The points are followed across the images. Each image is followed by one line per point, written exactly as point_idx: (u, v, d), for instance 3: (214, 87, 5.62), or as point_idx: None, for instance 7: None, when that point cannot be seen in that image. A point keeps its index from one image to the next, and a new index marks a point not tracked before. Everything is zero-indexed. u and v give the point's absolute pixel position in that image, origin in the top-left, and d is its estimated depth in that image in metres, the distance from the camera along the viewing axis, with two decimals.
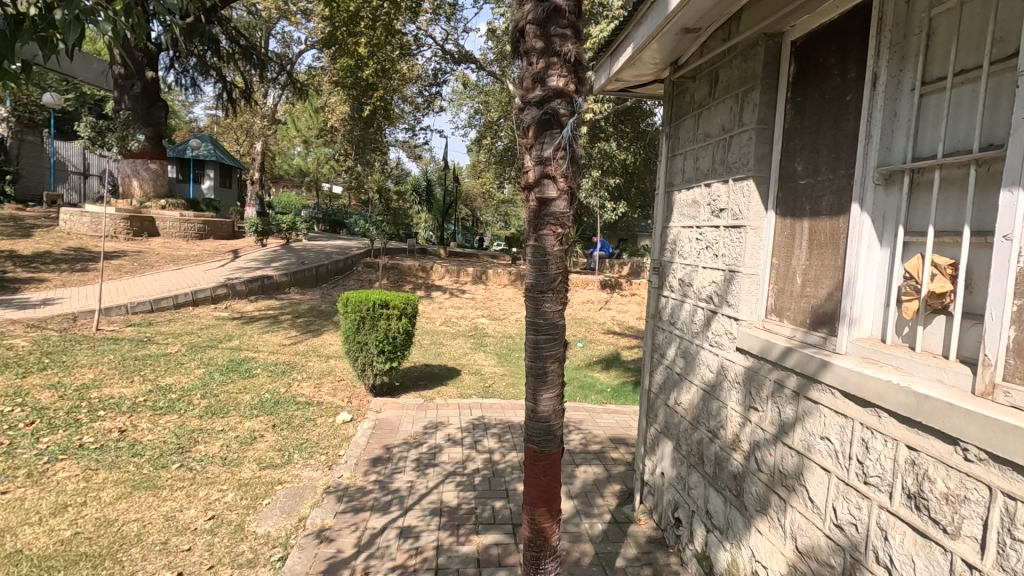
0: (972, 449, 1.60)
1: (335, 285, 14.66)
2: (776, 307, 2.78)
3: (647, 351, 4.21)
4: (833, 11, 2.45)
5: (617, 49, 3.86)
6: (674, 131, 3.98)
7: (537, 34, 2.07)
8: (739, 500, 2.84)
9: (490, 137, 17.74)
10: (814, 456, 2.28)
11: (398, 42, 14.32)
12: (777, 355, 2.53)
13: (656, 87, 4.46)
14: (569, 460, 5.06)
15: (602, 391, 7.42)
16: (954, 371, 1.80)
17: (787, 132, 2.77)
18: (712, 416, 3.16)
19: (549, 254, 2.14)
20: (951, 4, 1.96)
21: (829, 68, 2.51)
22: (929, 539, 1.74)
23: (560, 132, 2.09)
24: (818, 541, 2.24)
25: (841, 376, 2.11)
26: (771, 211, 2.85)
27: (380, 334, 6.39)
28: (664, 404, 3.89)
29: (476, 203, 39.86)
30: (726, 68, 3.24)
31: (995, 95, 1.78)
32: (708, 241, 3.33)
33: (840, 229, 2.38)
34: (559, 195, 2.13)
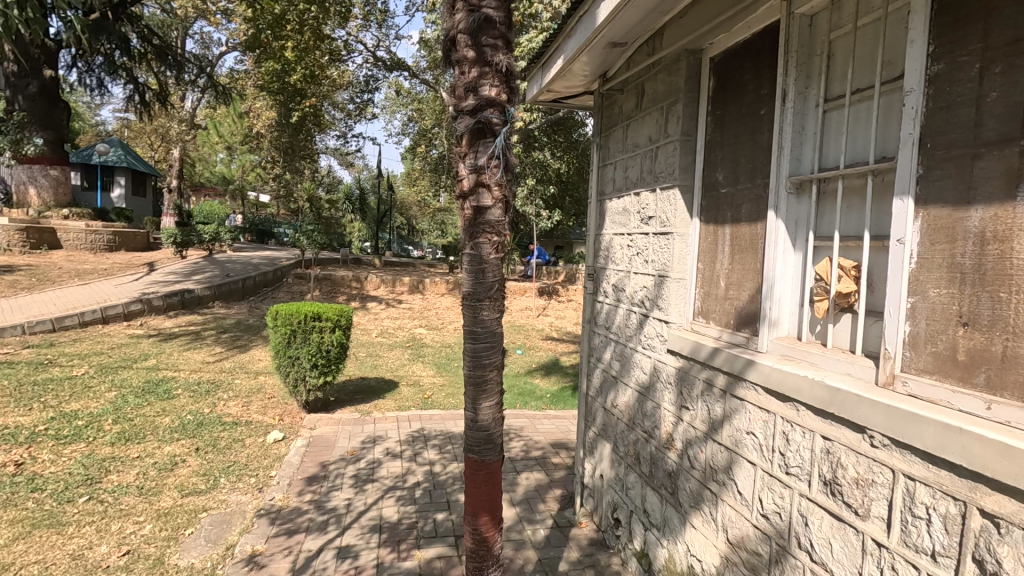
0: (878, 436, 1.74)
1: (263, 298, 13.99)
2: (703, 310, 2.93)
3: (585, 355, 4.29)
4: (746, 31, 2.63)
5: (548, 61, 3.94)
6: (605, 141, 4.10)
7: (469, 43, 2.07)
8: (674, 497, 2.95)
9: (424, 145, 17.49)
10: (742, 450, 2.40)
11: (329, 47, 13.92)
12: (705, 355, 2.65)
13: (587, 98, 4.58)
14: (511, 467, 5.06)
15: (542, 397, 7.50)
16: (860, 365, 1.96)
17: (708, 144, 2.93)
18: (647, 417, 3.27)
19: (487, 262, 2.15)
20: (848, 28, 2.14)
21: (745, 83, 2.68)
22: (844, 522, 1.87)
23: (494, 141, 2.11)
24: (747, 532, 2.35)
25: (764, 373, 2.24)
26: (695, 219, 3.00)
27: (313, 347, 6.15)
28: (602, 407, 3.97)
29: (412, 212, 39.46)
30: (651, 81, 3.39)
31: (886, 112, 1.96)
32: (638, 247, 3.46)
33: (758, 235, 2.53)
34: (494, 204, 2.15)
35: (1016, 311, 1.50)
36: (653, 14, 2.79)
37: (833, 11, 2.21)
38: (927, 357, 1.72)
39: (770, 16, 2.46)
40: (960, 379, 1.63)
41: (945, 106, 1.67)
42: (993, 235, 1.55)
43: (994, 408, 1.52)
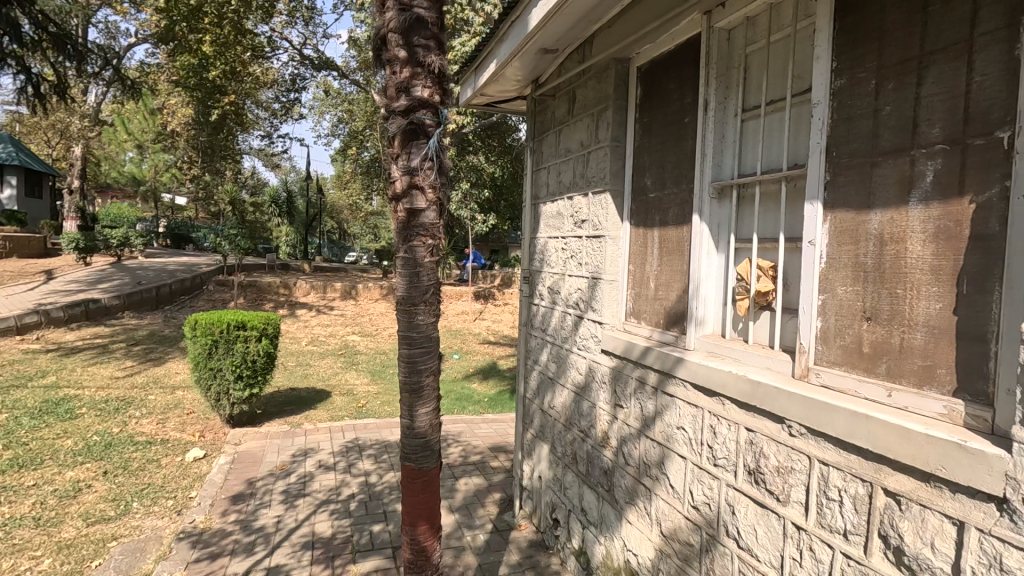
0: (795, 425, 1.86)
1: (180, 306, 13.09)
2: (635, 310, 3.02)
3: (521, 358, 4.31)
4: (670, 43, 2.76)
5: (481, 65, 3.94)
6: (538, 146, 4.15)
7: (400, 42, 2.03)
8: (610, 494, 3.02)
9: (355, 147, 17.02)
10: (673, 445, 2.49)
11: (251, 43, 13.27)
12: (638, 354, 2.73)
13: (520, 103, 4.62)
14: (449, 474, 5.00)
15: (480, 401, 7.47)
16: (778, 359, 2.09)
17: (636, 149, 3.03)
18: (583, 416, 3.33)
19: (421, 265, 2.12)
20: (762, 43, 2.28)
21: (670, 92, 2.79)
22: (767, 508, 1.98)
23: (427, 142, 2.09)
24: (679, 523, 2.44)
25: (692, 369, 2.35)
26: (626, 222, 3.09)
27: (237, 358, 5.81)
28: (539, 408, 4.00)
29: (343, 215, 38.31)
30: (582, 88, 3.46)
31: (796, 122, 2.11)
32: (572, 250, 3.53)
33: (684, 238, 2.64)
34: (428, 206, 2.12)
35: (911, 305, 1.64)
36: (582, 23, 2.86)
37: (747, 27, 2.35)
38: (836, 350, 1.86)
39: (692, 29, 2.58)
40: (866, 369, 1.77)
41: (846, 119, 1.82)
42: (889, 236, 1.70)
43: (895, 395, 1.66)
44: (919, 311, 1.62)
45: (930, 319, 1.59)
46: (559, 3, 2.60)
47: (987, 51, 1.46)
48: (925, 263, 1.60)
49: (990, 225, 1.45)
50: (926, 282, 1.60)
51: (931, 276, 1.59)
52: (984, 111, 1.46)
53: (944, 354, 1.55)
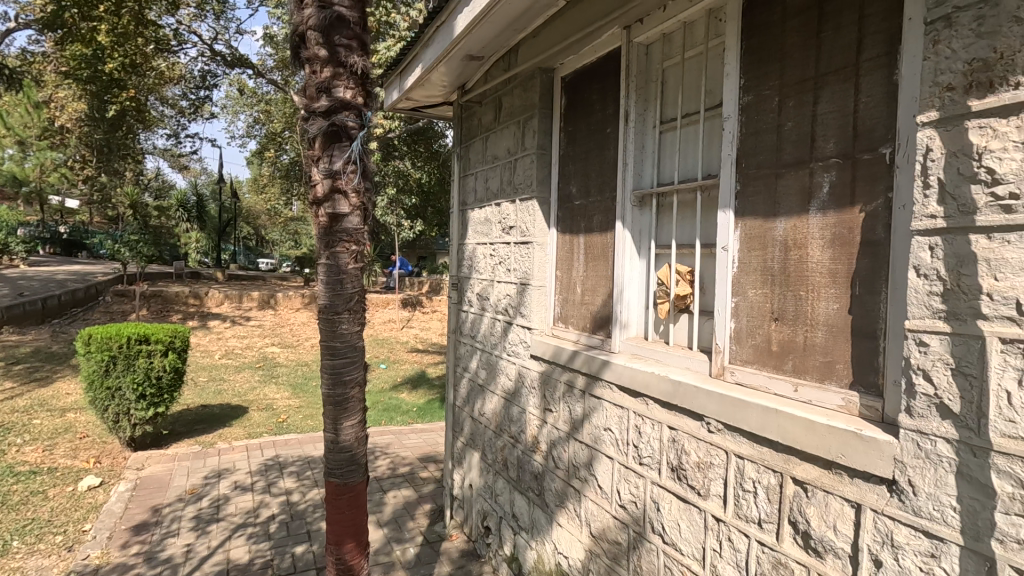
0: (713, 422, 1.95)
1: (72, 320, 11.87)
2: (562, 315, 3.07)
3: (451, 365, 4.27)
4: (591, 55, 2.84)
5: (406, 69, 3.88)
6: (466, 152, 4.14)
7: (320, 41, 1.96)
8: (541, 498, 3.04)
9: (273, 149, 16.24)
10: (601, 446, 2.55)
11: (154, 35, 12.32)
12: (566, 358, 2.78)
13: (447, 108, 4.59)
14: (377, 487, 4.85)
15: (409, 411, 7.31)
16: (697, 359, 2.19)
17: (561, 157, 3.10)
18: (513, 421, 3.33)
19: (345, 272, 2.04)
20: (677, 59, 2.40)
21: (592, 103, 2.87)
22: (688, 503, 2.06)
23: (350, 145, 2.03)
24: (608, 522, 2.50)
25: (618, 371, 2.41)
26: (552, 229, 3.15)
27: (139, 375, 5.34)
28: (469, 416, 3.97)
29: (261, 221, 36.41)
30: (508, 96, 3.50)
31: (709, 135, 2.24)
32: (501, 257, 3.54)
33: (608, 244, 2.72)
34: (352, 211, 2.05)
35: (813, 306, 1.77)
36: (508, 32, 2.88)
37: (664, 43, 2.47)
38: (748, 349, 1.98)
39: (612, 43, 2.68)
40: (774, 366, 1.89)
41: (753, 133, 1.95)
42: (793, 242, 1.83)
43: (801, 390, 1.78)
44: (820, 311, 1.76)
45: (829, 319, 1.73)
46: (484, 9, 2.61)
47: (872, 74, 1.62)
48: (824, 267, 1.74)
49: (877, 232, 1.60)
50: (825, 284, 1.74)
51: (829, 279, 1.73)
52: (870, 129, 1.62)
53: (842, 350, 1.69)
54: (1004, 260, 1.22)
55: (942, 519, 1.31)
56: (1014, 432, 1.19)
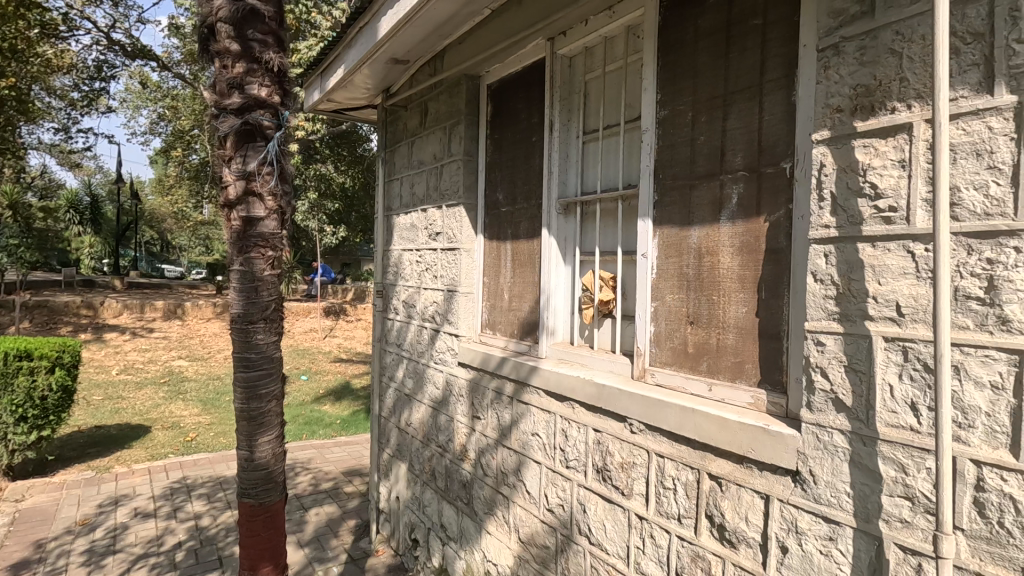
0: (636, 423, 2.02)
1: None
2: (490, 322, 3.07)
3: (376, 375, 4.15)
4: (516, 64, 2.88)
5: (327, 70, 3.76)
6: (390, 157, 4.06)
7: (231, 34, 1.85)
8: (470, 507, 3.01)
9: (181, 148, 15.15)
10: (529, 451, 2.57)
11: (40, 19, 11.15)
12: (494, 365, 2.78)
13: (371, 112, 4.48)
14: (298, 505, 4.61)
15: (332, 424, 7.02)
16: (620, 362, 2.27)
17: (488, 164, 3.11)
18: (441, 430, 3.29)
19: (261, 279, 1.93)
20: (599, 73, 2.48)
21: (518, 111, 2.91)
22: (613, 503, 2.12)
23: (266, 145, 1.93)
24: (536, 527, 2.51)
25: (544, 377, 2.45)
26: (479, 235, 3.15)
27: (18, 395, 4.76)
28: (396, 426, 3.87)
29: (166, 225, 33.81)
30: (434, 101, 3.47)
31: (629, 146, 2.33)
32: (427, 263, 3.49)
33: (535, 251, 2.76)
34: (268, 215, 1.95)
35: (724, 309, 1.88)
36: (433, 37, 2.86)
37: (586, 56, 2.54)
38: (667, 352, 2.07)
39: (537, 53, 2.74)
40: (690, 368, 1.98)
41: (669, 146, 2.05)
42: (706, 249, 1.94)
43: (715, 389, 1.89)
44: (731, 313, 1.86)
45: (739, 321, 1.84)
46: (409, 13, 2.57)
47: (773, 94, 1.75)
48: (734, 273, 1.85)
49: (780, 240, 1.72)
50: (735, 289, 1.85)
51: (738, 284, 1.84)
52: (773, 145, 1.75)
53: (751, 350, 1.80)
54: (885, 265, 1.35)
55: (838, 504, 1.43)
56: (896, 422, 1.32)
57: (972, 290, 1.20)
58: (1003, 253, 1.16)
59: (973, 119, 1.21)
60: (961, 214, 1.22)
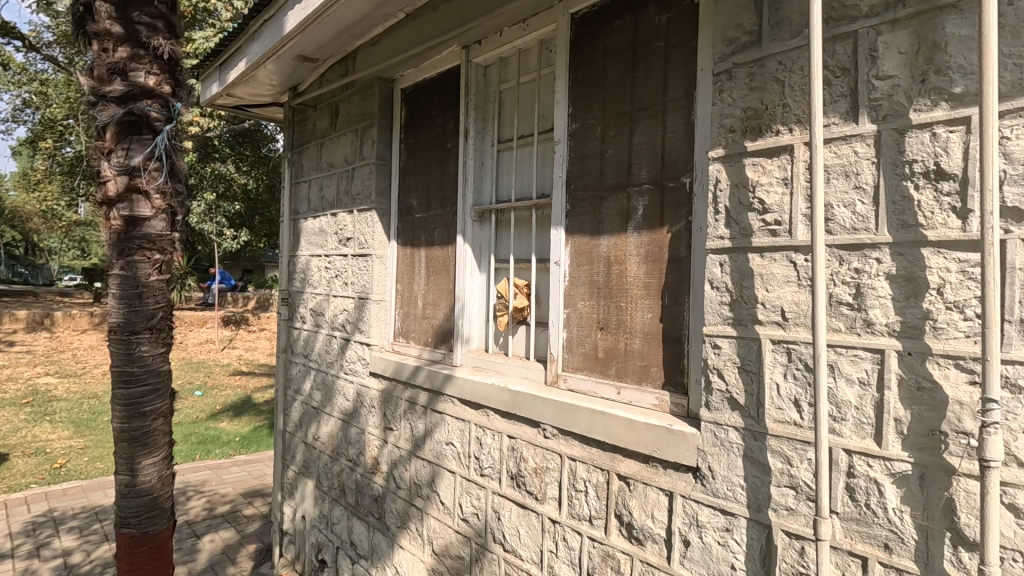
0: (549, 428, 2.06)
1: None
2: (403, 330, 3.01)
3: (280, 388, 3.91)
4: (432, 70, 2.86)
5: (227, 62, 3.51)
6: (298, 158, 3.87)
7: (113, 16, 1.69)
8: (382, 522, 2.91)
9: (51, 139, 13.51)
10: (443, 461, 2.53)
11: None
12: (407, 374, 2.71)
13: (277, 110, 4.25)
14: (189, 532, 4.22)
15: (230, 442, 6.52)
16: (534, 369, 2.30)
17: (402, 170, 3.05)
18: (351, 443, 3.16)
19: (145, 285, 1.77)
20: (513, 83, 2.51)
21: (432, 117, 2.88)
22: (527, 508, 2.13)
23: (154, 139, 1.77)
24: (451, 538, 2.47)
25: (459, 385, 2.43)
26: (392, 242, 3.08)
27: None
28: (302, 442, 3.67)
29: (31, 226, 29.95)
30: (345, 102, 3.36)
31: (542, 156, 2.38)
32: (337, 269, 3.36)
33: (449, 258, 2.74)
34: (154, 214, 1.79)
35: (632, 315, 1.96)
36: (345, 36, 2.76)
37: (501, 66, 2.58)
38: (579, 356, 2.13)
39: (452, 60, 2.73)
40: (600, 372, 2.05)
41: (581, 158, 2.12)
42: (614, 258, 2.01)
43: (623, 392, 1.96)
44: (638, 319, 1.95)
45: (645, 326, 1.92)
46: (319, 9, 2.47)
47: (675, 113, 1.86)
48: (640, 281, 1.94)
49: (680, 250, 1.83)
50: (641, 295, 1.94)
51: (644, 291, 1.93)
52: (674, 161, 1.85)
53: (656, 354, 1.89)
54: (772, 274, 1.47)
55: (733, 497, 1.53)
56: (782, 417, 1.44)
57: (843, 296, 1.34)
58: (867, 264, 1.31)
59: (842, 144, 1.35)
60: (834, 228, 1.36)
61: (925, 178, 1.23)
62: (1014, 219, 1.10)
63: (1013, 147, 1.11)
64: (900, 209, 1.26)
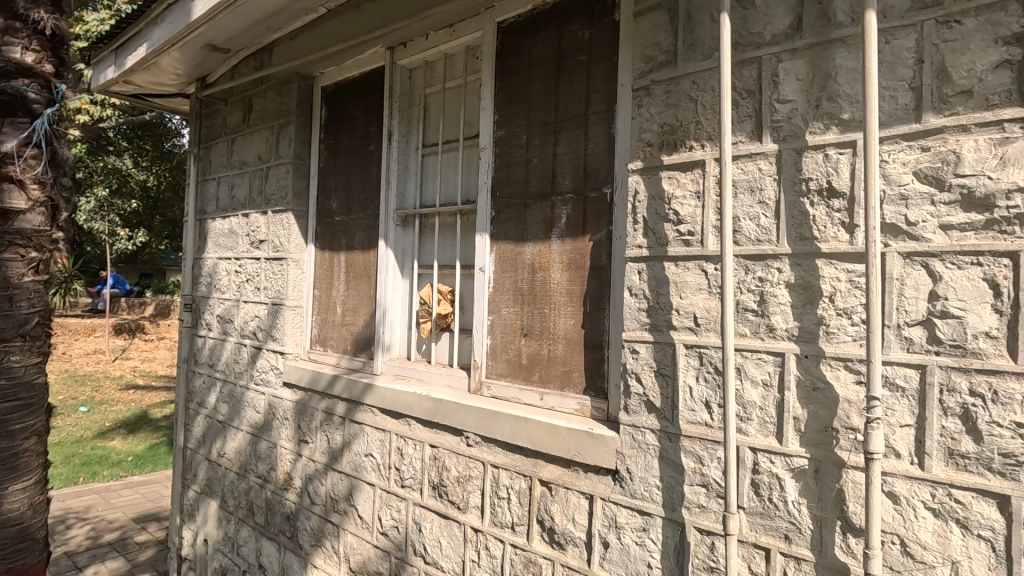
0: (473, 435, 2.03)
1: None
2: (320, 337, 2.87)
3: (180, 401, 3.60)
4: (354, 69, 2.78)
5: (123, 47, 3.22)
6: (206, 153, 3.61)
7: None
8: (294, 541, 2.75)
9: None
10: (361, 474, 2.43)
11: None
12: (324, 384, 2.59)
13: (183, 101, 3.95)
14: (68, 565, 3.77)
15: (120, 462, 5.92)
16: (457, 376, 2.27)
17: (321, 170, 2.93)
18: (261, 458, 2.97)
19: (19, 286, 1.78)
20: (438, 88, 2.49)
21: (354, 118, 2.79)
22: (449, 518, 2.09)
23: (34, 122, 1.82)
24: (369, 554, 2.37)
25: (379, 394, 2.35)
26: (310, 245, 2.95)
27: None
28: (205, 459, 3.40)
29: None
30: (260, 97, 3.18)
31: (467, 162, 2.37)
32: (248, 274, 3.16)
33: (370, 263, 2.65)
34: (31, 207, 1.82)
35: (555, 321, 1.99)
36: (260, 28, 2.62)
37: (426, 70, 2.55)
38: (502, 363, 2.12)
39: (376, 61, 2.67)
40: (524, 378, 2.06)
41: (506, 165, 2.14)
42: (538, 265, 2.04)
43: (545, 398, 1.98)
44: (561, 326, 1.98)
45: (568, 332, 1.96)
46: None
47: (597, 125, 1.91)
48: (563, 287, 1.97)
49: (602, 258, 1.88)
50: (564, 302, 1.97)
51: (567, 298, 1.96)
52: (596, 171, 1.91)
53: (578, 359, 1.93)
54: (685, 282, 1.54)
55: (650, 497, 1.58)
56: (694, 419, 1.50)
57: (748, 303, 1.43)
58: (770, 273, 1.40)
59: (748, 161, 1.44)
60: (741, 239, 1.45)
61: (819, 196, 1.34)
62: (892, 234, 1.22)
63: (891, 169, 1.23)
64: (797, 223, 1.36)
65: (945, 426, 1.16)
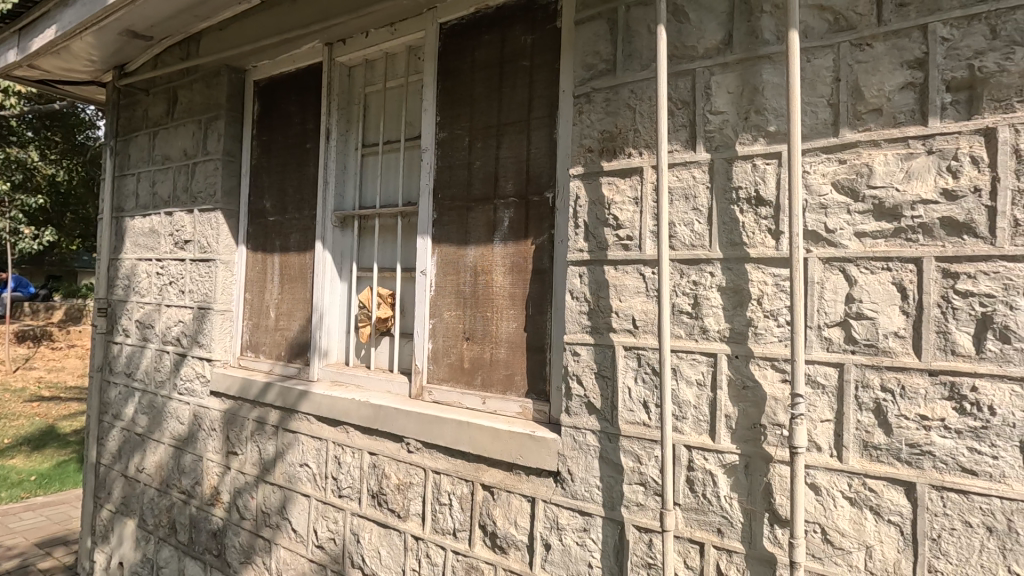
0: (413, 442, 1.99)
1: None
2: (251, 343, 2.74)
3: (92, 414, 3.33)
4: (290, 64, 2.67)
5: (28, 28, 2.94)
6: (124, 147, 3.36)
7: None
8: (221, 559, 2.59)
9: None
10: (296, 485, 2.33)
11: None
12: (255, 392, 2.47)
13: (98, 90, 3.66)
14: None
15: (22, 482, 5.40)
16: (397, 381, 2.22)
17: (253, 168, 2.80)
18: (185, 472, 2.78)
19: None
20: (379, 87, 2.44)
21: (290, 114, 2.68)
22: (388, 527, 2.04)
23: None
24: (303, 569, 2.27)
25: (315, 401, 2.26)
26: (240, 246, 2.80)
27: None
28: (121, 475, 3.15)
29: None
30: (186, 89, 3.00)
31: (408, 163, 2.33)
32: (171, 276, 2.96)
33: (307, 265, 2.55)
34: None
35: (497, 325, 1.98)
36: (186, 15, 2.47)
37: (366, 68, 2.49)
38: (444, 367, 2.10)
39: (313, 57, 2.58)
40: (466, 383, 2.04)
41: (448, 167, 2.12)
42: (480, 268, 2.03)
43: (487, 402, 1.97)
44: (503, 329, 1.97)
45: (510, 335, 1.96)
46: None
47: (538, 130, 1.93)
48: (506, 290, 1.97)
49: (544, 262, 1.89)
50: (506, 306, 1.97)
51: (509, 301, 1.96)
52: (538, 176, 1.92)
53: (520, 363, 1.93)
54: (624, 285, 1.58)
55: (590, 497, 1.60)
56: (633, 419, 1.54)
57: (683, 306, 1.48)
58: (703, 277, 1.46)
59: (682, 169, 1.50)
60: (676, 244, 1.50)
61: (748, 204, 1.40)
62: (814, 241, 1.30)
63: (812, 180, 1.31)
64: (728, 229, 1.43)
65: (860, 420, 1.24)
